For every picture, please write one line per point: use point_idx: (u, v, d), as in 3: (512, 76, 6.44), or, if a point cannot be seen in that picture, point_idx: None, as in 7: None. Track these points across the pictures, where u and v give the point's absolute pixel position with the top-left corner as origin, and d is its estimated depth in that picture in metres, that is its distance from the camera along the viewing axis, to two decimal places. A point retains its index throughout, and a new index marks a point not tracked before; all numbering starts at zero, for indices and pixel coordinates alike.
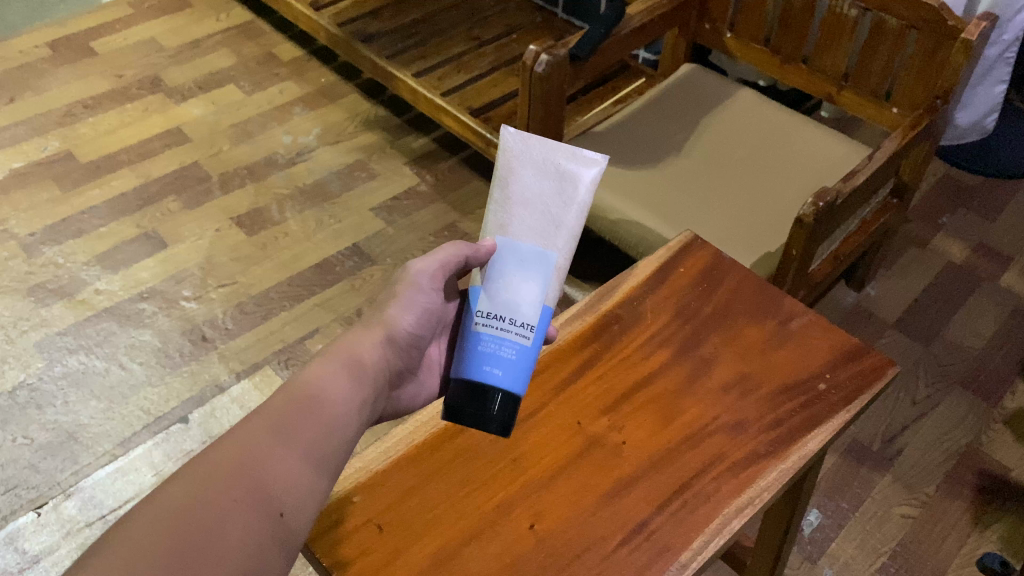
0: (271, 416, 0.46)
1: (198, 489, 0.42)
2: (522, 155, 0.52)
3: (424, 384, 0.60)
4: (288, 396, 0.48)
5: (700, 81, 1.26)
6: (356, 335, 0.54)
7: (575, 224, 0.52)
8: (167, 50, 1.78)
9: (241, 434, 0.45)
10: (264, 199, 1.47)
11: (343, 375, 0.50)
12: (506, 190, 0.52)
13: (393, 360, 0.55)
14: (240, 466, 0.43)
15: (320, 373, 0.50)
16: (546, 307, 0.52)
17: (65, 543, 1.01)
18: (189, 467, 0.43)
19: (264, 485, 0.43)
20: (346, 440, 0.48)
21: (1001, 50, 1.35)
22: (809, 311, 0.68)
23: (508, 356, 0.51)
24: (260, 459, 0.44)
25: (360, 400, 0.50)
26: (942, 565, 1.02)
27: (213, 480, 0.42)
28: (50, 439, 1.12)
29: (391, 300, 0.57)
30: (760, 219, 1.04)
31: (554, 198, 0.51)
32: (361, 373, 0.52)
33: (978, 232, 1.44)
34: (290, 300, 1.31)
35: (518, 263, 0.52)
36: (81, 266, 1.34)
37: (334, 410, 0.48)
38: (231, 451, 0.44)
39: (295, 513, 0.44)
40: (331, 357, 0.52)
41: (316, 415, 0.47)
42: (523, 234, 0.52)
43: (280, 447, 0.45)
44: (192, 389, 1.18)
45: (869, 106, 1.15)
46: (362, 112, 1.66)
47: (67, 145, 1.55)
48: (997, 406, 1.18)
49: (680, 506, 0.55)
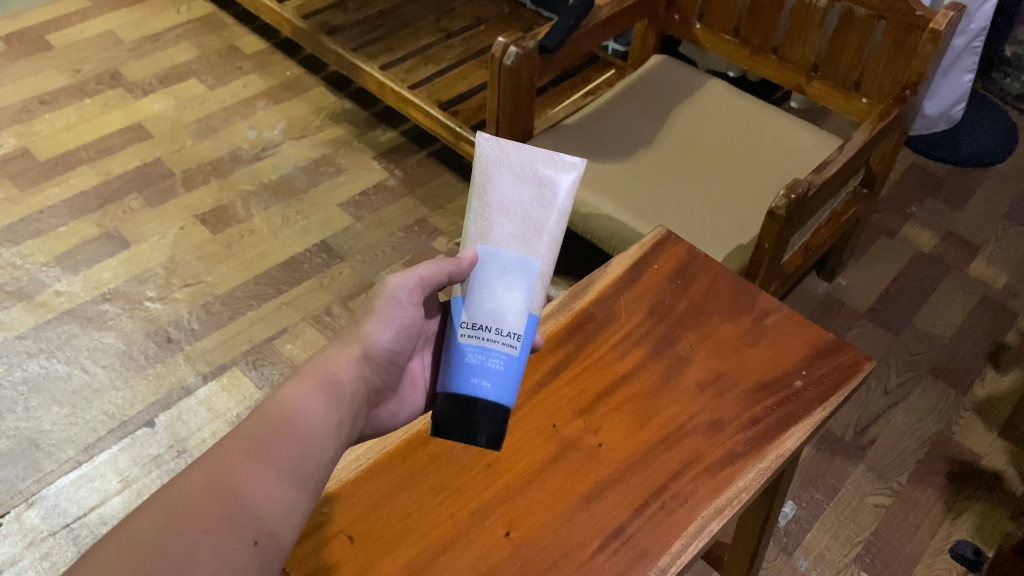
0: (245, 440, 0.45)
1: (168, 519, 0.40)
2: (500, 164, 0.51)
3: (406, 401, 0.58)
4: (262, 420, 0.46)
5: (670, 73, 1.25)
6: (332, 353, 0.52)
7: (556, 230, 0.51)
8: (126, 43, 1.74)
9: (212, 460, 0.43)
10: (229, 195, 1.44)
11: (318, 396, 0.48)
12: (485, 198, 0.51)
13: (371, 379, 0.53)
14: (212, 494, 0.42)
15: (295, 394, 0.48)
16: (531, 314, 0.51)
17: (28, 553, 0.98)
18: (158, 496, 0.41)
19: (236, 512, 0.42)
20: (323, 463, 0.46)
21: (967, 41, 1.36)
22: (783, 307, 0.67)
23: (497, 366, 0.50)
24: (233, 484, 0.43)
25: (337, 422, 0.48)
26: (915, 555, 1.02)
27: (186, 508, 0.41)
28: (11, 446, 1.09)
29: (368, 316, 0.55)
30: (732, 212, 1.03)
31: (536, 204, 0.50)
32: (338, 394, 0.49)
33: (946, 220, 1.45)
34: (257, 299, 1.28)
35: (501, 271, 0.50)
36: (40, 267, 1.30)
37: (310, 433, 0.46)
38: (202, 478, 0.43)
39: (270, 540, 0.42)
40: (307, 376, 0.49)
41: (291, 436, 0.46)
42: (504, 242, 0.51)
43: (253, 474, 0.43)
44: (158, 392, 1.15)
45: (839, 97, 1.15)
46: (327, 105, 1.63)
47: (23, 142, 1.51)
48: (968, 394, 1.19)
49: (658, 509, 0.54)
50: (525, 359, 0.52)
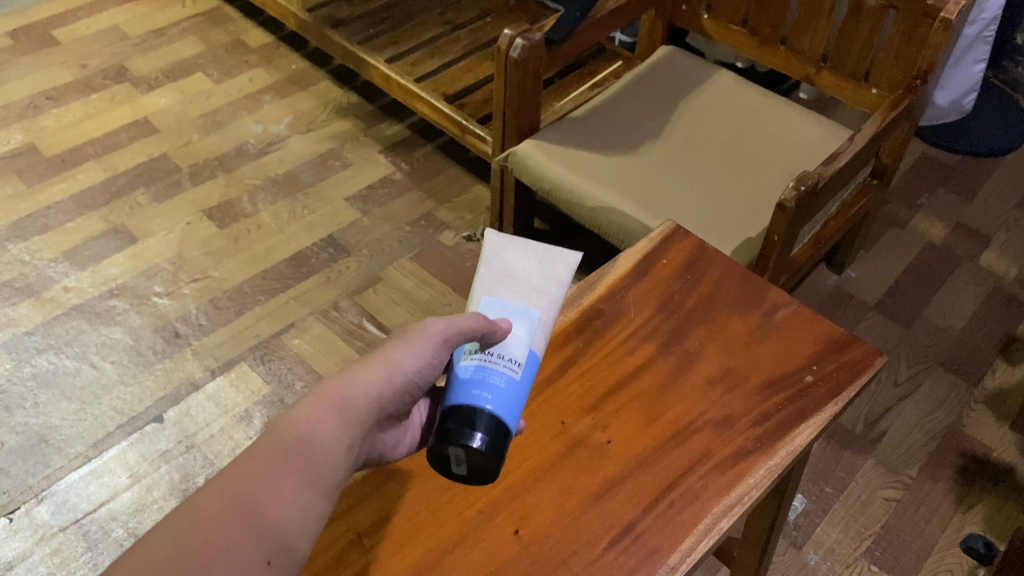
0: (257, 460, 0.44)
1: (182, 539, 0.40)
2: (508, 240, 0.55)
3: (411, 433, 0.54)
4: (276, 439, 0.44)
5: (678, 64, 1.24)
6: (352, 374, 0.48)
7: (556, 297, 0.54)
8: (132, 38, 1.74)
9: (226, 479, 0.43)
10: (235, 190, 1.44)
11: (330, 420, 0.46)
12: (492, 263, 0.55)
13: (387, 411, 0.49)
14: (226, 513, 0.42)
15: (307, 416, 0.45)
16: (533, 350, 0.51)
17: (39, 549, 0.99)
18: (172, 514, 0.41)
19: (248, 532, 0.41)
20: (334, 484, 0.45)
21: (979, 29, 1.35)
22: (793, 301, 0.66)
23: (500, 383, 0.48)
24: (248, 504, 0.42)
25: (346, 447, 0.46)
26: (925, 549, 1.02)
27: (199, 529, 0.41)
28: (21, 442, 1.09)
29: (399, 340, 0.50)
30: (741, 205, 1.02)
31: (543, 276, 0.55)
32: (349, 422, 0.46)
33: (957, 212, 1.43)
34: (265, 294, 1.28)
35: (505, 313, 0.52)
36: (48, 263, 1.30)
37: (322, 457, 0.45)
38: (216, 496, 0.42)
39: (282, 558, 0.42)
40: (320, 398, 0.46)
41: (303, 459, 0.44)
42: (512, 297, 0.53)
43: (267, 491, 0.43)
44: (166, 388, 1.15)
45: (849, 88, 1.14)
46: (334, 99, 1.63)
47: (30, 138, 1.51)
48: (978, 386, 1.18)
49: (668, 506, 0.54)
50: (524, 397, 0.50)
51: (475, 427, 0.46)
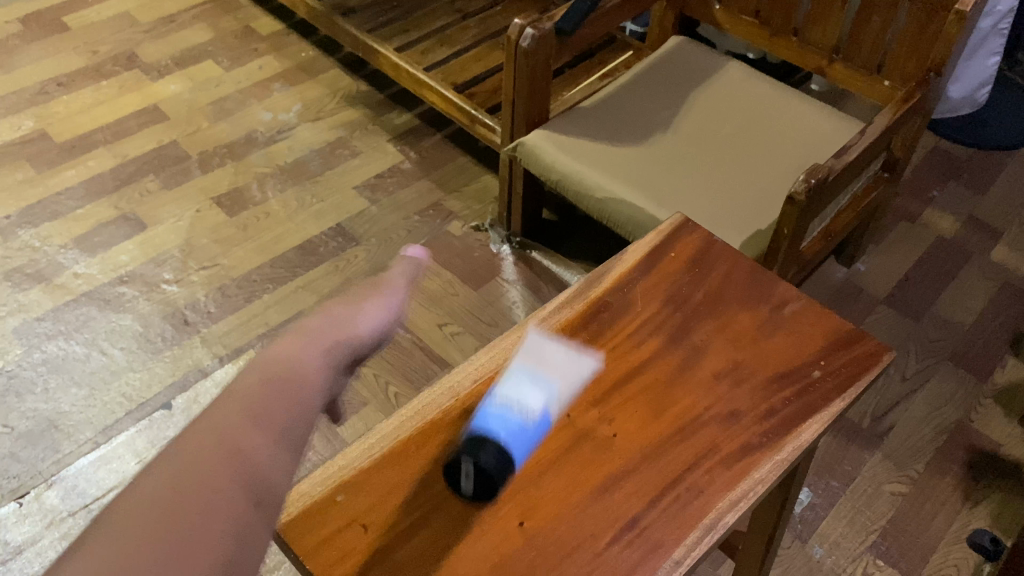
0: (240, 396, 0.42)
1: (173, 477, 0.37)
2: None
3: None
4: (257, 377, 0.44)
5: (689, 55, 1.24)
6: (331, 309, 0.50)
7: None
8: (142, 25, 1.74)
9: (208, 421, 0.41)
10: (244, 177, 1.44)
11: (315, 348, 0.46)
12: None
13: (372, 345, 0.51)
14: (213, 450, 0.39)
15: (290, 350, 0.46)
16: (546, 407, 0.57)
17: (48, 534, 0.99)
18: (157, 460, 0.39)
19: (243, 466, 0.39)
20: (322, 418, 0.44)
21: (994, 22, 1.34)
22: (801, 296, 0.66)
23: (516, 413, 0.54)
24: (235, 440, 0.40)
25: (333, 373, 0.46)
26: (931, 544, 1.01)
27: (189, 467, 0.38)
28: (31, 427, 1.10)
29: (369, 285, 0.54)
30: (751, 199, 1.02)
31: (570, 370, 0.61)
32: (335, 349, 0.47)
33: (968, 205, 1.43)
34: (273, 282, 1.29)
35: None
36: (58, 249, 1.31)
37: (307, 389, 0.44)
38: (201, 436, 0.40)
39: (280, 488, 0.40)
40: (304, 331, 0.48)
41: (288, 390, 0.43)
42: (542, 372, 0.59)
43: (256, 426, 0.41)
44: (175, 374, 1.16)
45: (861, 80, 1.13)
46: (343, 87, 1.63)
47: (41, 124, 1.51)
48: (987, 381, 1.18)
49: (673, 501, 0.54)
50: None
51: (490, 442, 0.52)
